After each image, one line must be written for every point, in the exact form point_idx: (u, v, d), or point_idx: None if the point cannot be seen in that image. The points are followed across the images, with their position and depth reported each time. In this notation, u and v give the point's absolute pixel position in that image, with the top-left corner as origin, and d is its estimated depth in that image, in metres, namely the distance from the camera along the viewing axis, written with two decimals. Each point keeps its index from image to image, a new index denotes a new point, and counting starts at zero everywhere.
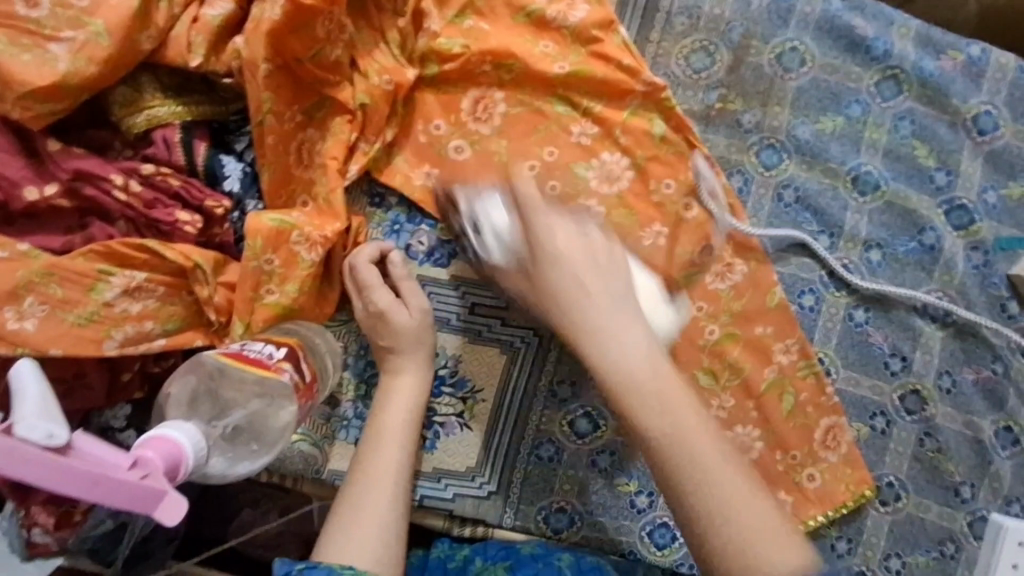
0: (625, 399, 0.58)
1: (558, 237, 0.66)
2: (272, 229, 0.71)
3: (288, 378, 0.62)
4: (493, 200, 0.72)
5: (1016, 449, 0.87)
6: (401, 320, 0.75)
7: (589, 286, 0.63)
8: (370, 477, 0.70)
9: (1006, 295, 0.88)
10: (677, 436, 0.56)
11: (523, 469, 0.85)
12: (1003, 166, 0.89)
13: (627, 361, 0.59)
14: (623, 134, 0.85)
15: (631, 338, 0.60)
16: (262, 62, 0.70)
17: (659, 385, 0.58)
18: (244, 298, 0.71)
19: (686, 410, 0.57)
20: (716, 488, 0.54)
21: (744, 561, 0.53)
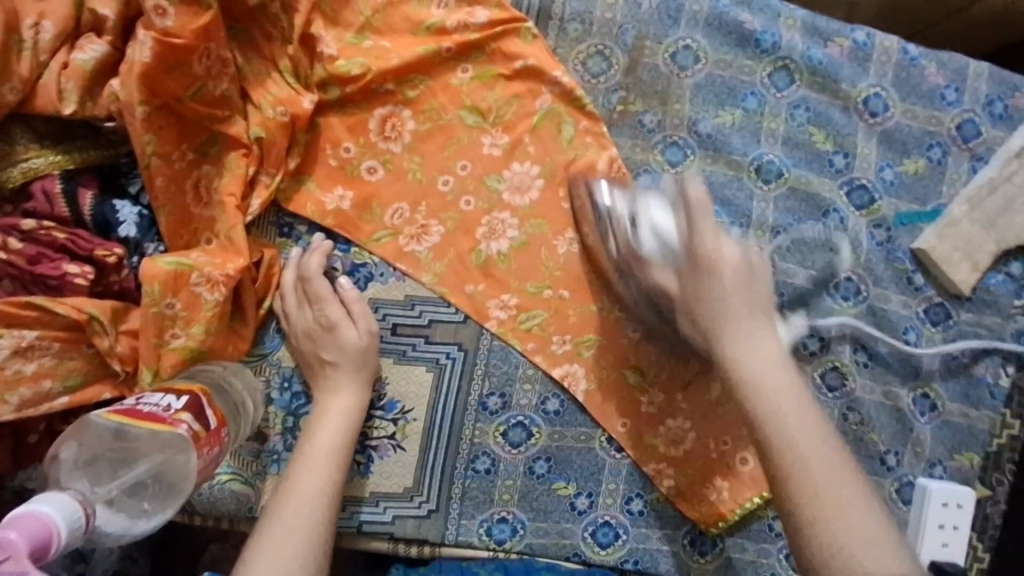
0: (747, 392, 0.66)
1: (727, 251, 0.71)
2: (169, 272, 0.69)
3: (183, 430, 0.60)
4: (654, 202, 0.78)
5: (933, 414, 0.93)
6: (349, 337, 0.77)
7: (731, 301, 0.70)
8: (299, 497, 0.70)
9: (911, 268, 0.93)
10: (785, 432, 0.64)
11: (462, 484, 0.85)
12: (896, 144, 0.93)
13: (766, 374, 0.67)
14: (531, 144, 0.86)
15: (764, 349, 0.68)
16: (138, 105, 0.69)
17: (788, 392, 0.66)
18: (148, 346, 0.69)
19: (805, 412, 0.65)
20: (808, 467, 0.63)
21: (837, 552, 0.60)
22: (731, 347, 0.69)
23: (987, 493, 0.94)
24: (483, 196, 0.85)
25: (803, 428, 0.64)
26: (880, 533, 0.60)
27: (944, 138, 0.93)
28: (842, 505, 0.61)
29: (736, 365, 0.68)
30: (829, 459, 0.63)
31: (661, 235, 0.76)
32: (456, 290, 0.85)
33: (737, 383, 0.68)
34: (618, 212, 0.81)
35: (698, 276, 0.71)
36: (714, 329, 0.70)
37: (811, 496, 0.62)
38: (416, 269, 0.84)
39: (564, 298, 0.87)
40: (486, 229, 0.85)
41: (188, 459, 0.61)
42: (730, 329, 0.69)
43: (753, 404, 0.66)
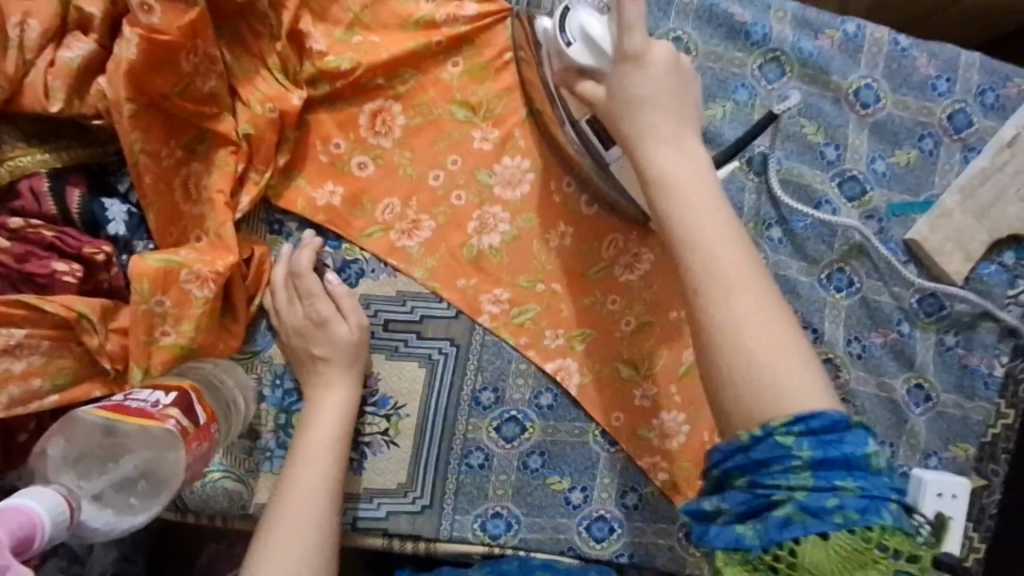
0: (669, 198, 0.65)
1: (652, 55, 0.68)
2: (158, 270, 0.69)
3: (171, 426, 0.60)
4: (585, 6, 0.72)
5: (927, 405, 0.93)
6: (340, 331, 0.77)
7: (655, 107, 0.68)
8: (300, 495, 0.70)
9: (904, 259, 0.93)
10: (698, 239, 0.63)
11: (455, 479, 0.85)
12: (888, 135, 0.92)
13: (685, 180, 0.66)
14: (521, 138, 0.86)
15: (684, 153, 0.67)
16: (125, 102, 0.69)
17: (700, 191, 0.65)
18: (137, 343, 0.69)
19: (720, 224, 0.64)
20: (724, 273, 0.62)
21: (744, 354, 0.60)
22: (644, 139, 0.68)
23: (984, 483, 0.94)
24: (474, 191, 0.85)
25: (712, 229, 0.63)
26: (782, 336, 0.60)
27: (936, 129, 0.93)
28: (760, 316, 0.61)
29: (653, 171, 0.67)
30: (741, 264, 0.62)
31: (592, 37, 0.70)
32: (448, 285, 0.85)
33: (650, 176, 0.67)
34: (547, 28, 0.75)
35: (619, 70, 0.68)
36: (634, 131, 0.68)
37: (714, 275, 0.62)
38: (408, 264, 0.84)
39: (556, 292, 0.87)
40: (478, 224, 0.85)
41: (178, 454, 0.61)
42: (649, 132, 0.68)
43: (664, 207, 0.65)
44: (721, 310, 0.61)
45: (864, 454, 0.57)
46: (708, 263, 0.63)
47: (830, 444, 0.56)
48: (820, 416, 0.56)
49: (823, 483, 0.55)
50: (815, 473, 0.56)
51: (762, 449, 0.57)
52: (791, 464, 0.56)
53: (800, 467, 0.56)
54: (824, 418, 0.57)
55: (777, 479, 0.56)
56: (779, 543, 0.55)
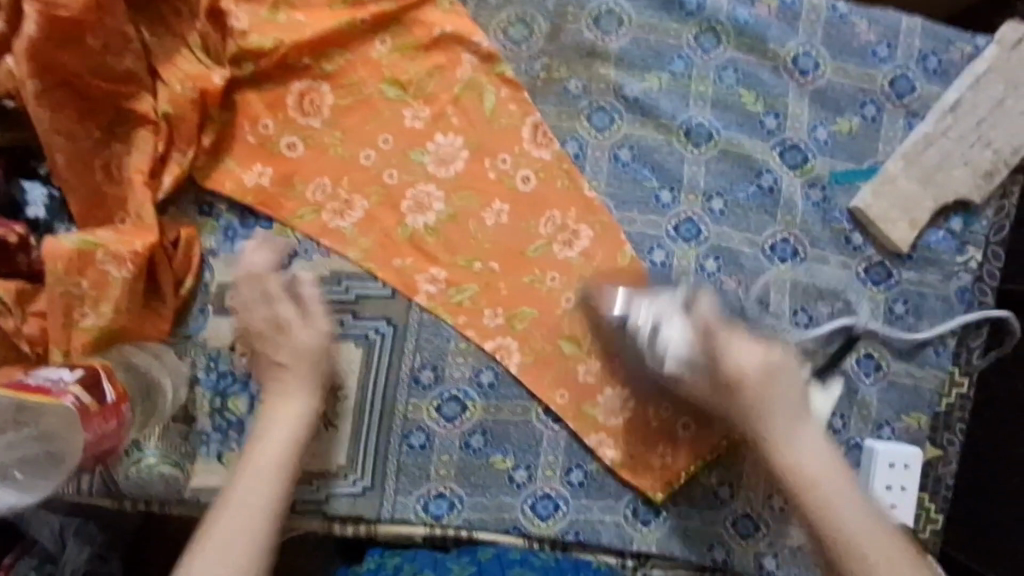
0: (800, 490, 0.67)
1: (749, 362, 0.72)
2: (74, 250, 0.71)
3: (69, 403, 0.60)
4: (672, 315, 0.77)
5: (878, 375, 0.92)
6: (299, 338, 0.72)
7: (771, 413, 0.70)
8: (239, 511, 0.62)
9: (849, 227, 0.92)
10: (831, 517, 0.65)
11: (397, 461, 0.85)
12: (830, 103, 0.91)
13: (811, 462, 0.68)
14: (454, 116, 0.85)
15: (814, 451, 0.68)
16: (31, 80, 0.72)
17: (833, 475, 0.67)
18: (57, 325, 0.71)
19: (841, 480, 0.67)
20: (853, 524, 0.64)
21: None
22: (778, 440, 0.69)
23: (939, 453, 0.93)
24: (407, 170, 0.85)
25: (837, 490, 0.66)
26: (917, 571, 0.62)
27: (877, 96, 0.92)
28: (887, 550, 0.63)
29: (786, 467, 0.68)
30: (864, 510, 0.65)
31: (681, 351, 0.76)
32: (385, 265, 0.84)
33: (784, 475, 0.68)
34: (638, 335, 0.79)
35: (728, 388, 0.73)
36: (755, 428, 0.71)
37: (846, 532, 0.64)
38: (342, 245, 0.83)
39: (494, 271, 0.86)
40: (412, 203, 0.84)
41: (77, 439, 0.61)
42: (778, 427, 0.70)
43: (815, 506, 0.66)
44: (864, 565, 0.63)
45: None
46: (850, 540, 0.64)
47: None
48: None
49: None
50: None
51: None
52: None
53: None
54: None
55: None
56: None
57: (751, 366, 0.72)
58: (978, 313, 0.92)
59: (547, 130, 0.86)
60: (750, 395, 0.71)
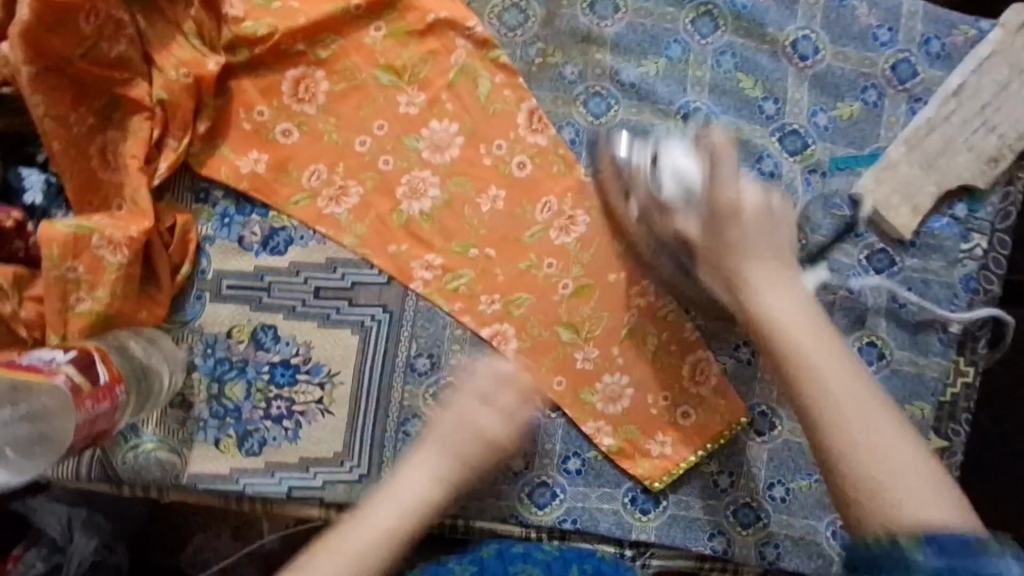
0: (777, 337, 0.68)
1: (746, 200, 0.74)
2: (69, 235, 0.73)
3: (58, 380, 0.62)
4: (678, 148, 0.79)
5: (881, 363, 0.90)
6: (474, 420, 0.78)
7: (756, 253, 0.73)
8: (357, 536, 0.71)
9: (849, 214, 0.90)
10: (806, 362, 0.66)
11: (393, 449, 0.83)
12: (829, 88, 0.90)
13: (786, 309, 0.70)
14: (448, 102, 0.86)
15: (793, 301, 0.70)
16: (24, 65, 0.74)
17: (812, 326, 0.68)
18: (53, 310, 0.73)
19: (821, 336, 0.67)
20: (831, 374, 0.65)
21: (857, 440, 0.62)
22: (757, 286, 0.71)
23: (944, 444, 0.91)
24: (402, 157, 0.85)
25: (826, 347, 0.66)
26: (886, 423, 0.62)
27: (878, 80, 0.91)
28: (859, 397, 0.63)
29: (769, 320, 0.69)
30: (842, 363, 0.65)
31: (685, 181, 0.77)
32: (379, 250, 0.84)
33: (759, 318, 0.70)
34: (638, 171, 0.81)
35: (717, 223, 0.74)
36: (736, 268, 0.73)
37: (821, 378, 0.64)
38: (337, 231, 0.84)
39: (490, 257, 0.85)
40: (407, 188, 0.85)
41: (65, 424, 0.62)
42: (759, 271, 0.72)
43: (792, 361, 0.66)
44: (830, 400, 0.63)
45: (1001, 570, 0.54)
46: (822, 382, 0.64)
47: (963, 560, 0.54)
48: (954, 531, 0.56)
49: None
50: None
51: None
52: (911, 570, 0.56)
53: None
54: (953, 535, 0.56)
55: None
56: None
57: (752, 214, 0.74)
58: (983, 308, 0.90)
59: (542, 115, 0.86)
60: (737, 235, 0.73)
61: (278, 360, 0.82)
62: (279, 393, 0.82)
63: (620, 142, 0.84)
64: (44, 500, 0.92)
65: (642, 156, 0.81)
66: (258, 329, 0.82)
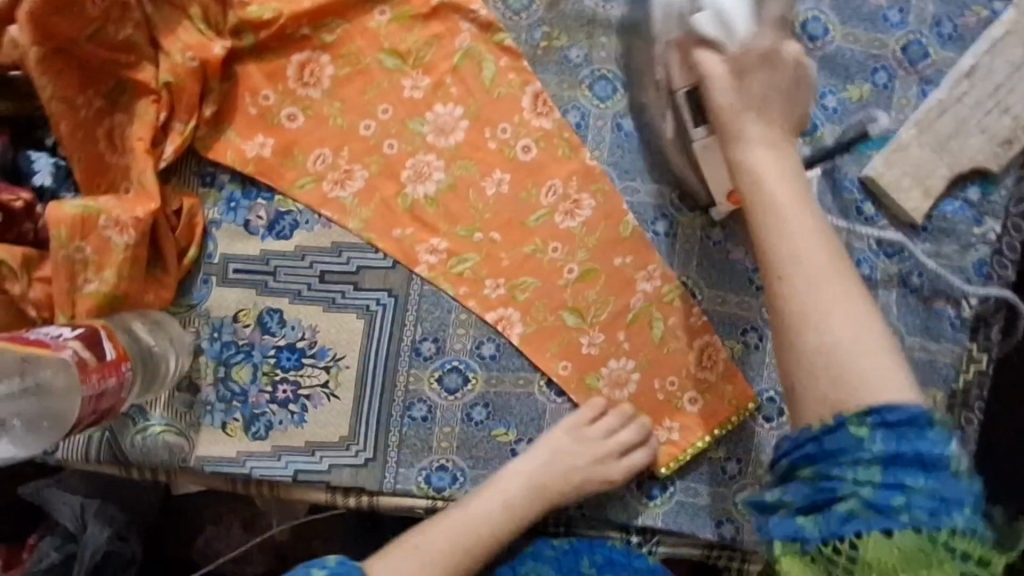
0: (760, 193, 0.58)
1: (771, 45, 0.65)
2: (76, 216, 0.74)
3: (65, 355, 0.63)
4: None
5: None
6: (595, 444, 0.81)
7: (767, 104, 0.63)
8: (456, 526, 0.76)
9: (860, 198, 0.89)
10: (785, 222, 0.57)
11: (398, 433, 0.83)
12: (838, 69, 0.90)
13: (777, 164, 0.60)
14: (453, 85, 0.86)
15: (788, 160, 0.61)
16: (32, 47, 0.75)
17: (802, 189, 0.59)
18: (61, 291, 0.73)
19: (809, 200, 0.58)
20: (807, 236, 0.56)
21: (815, 262, 0.55)
22: (754, 137, 0.61)
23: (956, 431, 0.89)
24: (407, 140, 0.85)
25: (804, 207, 0.58)
26: (857, 302, 0.55)
27: (889, 61, 0.90)
28: (832, 266, 0.55)
29: (749, 174, 0.60)
30: (818, 226, 0.57)
31: None
32: (384, 234, 0.84)
33: (746, 168, 0.60)
34: None
35: (732, 66, 0.64)
36: (733, 113, 0.63)
37: (796, 240, 0.56)
38: (342, 215, 0.84)
39: (494, 242, 0.85)
40: (411, 172, 0.85)
41: (71, 405, 0.64)
42: (761, 125, 0.62)
43: (768, 214, 0.57)
44: (796, 250, 0.56)
45: (942, 460, 0.50)
46: (796, 241, 0.56)
47: (902, 445, 0.51)
48: (902, 411, 0.51)
49: (890, 479, 0.50)
50: (883, 470, 0.51)
51: (834, 439, 0.52)
52: (858, 459, 0.51)
53: (870, 461, 0.51)
54: (904, 412, 0.51)
55: (842, 471, 0.52)
56: (837, 527, 0.51)
57: (778, 66, 0.64)
58: (998, 289, 0.89)
59: (547, 99, 0.86)
60: (750, 81, 0.64)
61: (284, 344, 0.83)
62: (285, 376, 0.82)
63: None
64: (59, 490, 0.93)
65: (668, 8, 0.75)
66: (263, 313, 0.83)
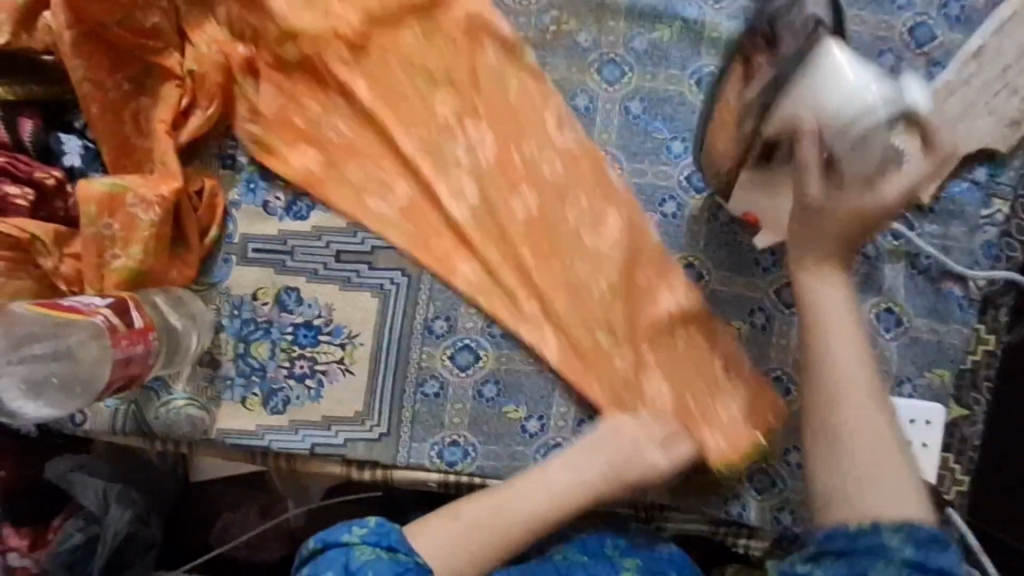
0: (816, 323, 0.64)
1: (886, 168, 0.63)
2: (104, 194, 0.78)
3: (97, 320, 0.70)
4: None
5: (898, 330, 0.90)
6: (635, 443, 0.77)
7: (856, 229, 0.64)
8: (488, 518, 0.71)
9: None
10: (832, 349, 0.63)
11: (411, 408, 0.85)
12: None
13: (838, 297, 0.64)
14: (465, 74, 0.89)
15: (845, 295, 0.65)
16: (66, 30, 0.80)
17: (850, 322, 0.64)
18: (91, 265, 0.78)
19: (855, 332, 0.64)
20: (851, 369, 0.62)
21: (855, 394, 0.61)
22: (823, 264, 0.65)
23: (964, 413, 0.89)
24: (422, 127, 0.88)
25: (852, 344, 0.63)
26: (887, 434, 0.61)
27: (896, 44, 0.91)
28: (868, 398, 0.62)
29: (812, 304, 0.65)
30: (861, 360, 0.63)
31: None
32: (397, 216, 0.87)
33: (807, 297, 0.65)
34: None
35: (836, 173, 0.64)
36: (821, 229, 0.64)
37: (839, 368, 0.62)
38: (356, 197, 0.87)
39: (505, 221, 0.86)
40: (424, 154, 0.87)
41: (103, 368, 0.69)
42: (835, 254, 0.65)
43: (819, 342, 0.63)
44: (835, 381, 0.62)
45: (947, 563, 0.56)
46: (842, 374, 0.62)
47: (926, 554, 0.55)
48: (925, 526, 0.57)
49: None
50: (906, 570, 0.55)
51: (867, 539, 0.56)
52: (885, 559, 0.56)
53: (896, 560, 0.55)
54: (927, 530, 0.56)
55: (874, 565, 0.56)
56: None
57: (875, 189, 0.63)
58: (1006, 271, 0.89)
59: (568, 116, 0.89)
60: (854, 197, 0.63)
61: (301, 321, 0.85)
62: (303, 352, 0.85)
63: (824, 51, 0.70)
64: (83, 473, 0.94)
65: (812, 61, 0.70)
66: (282, 291, 0.86)
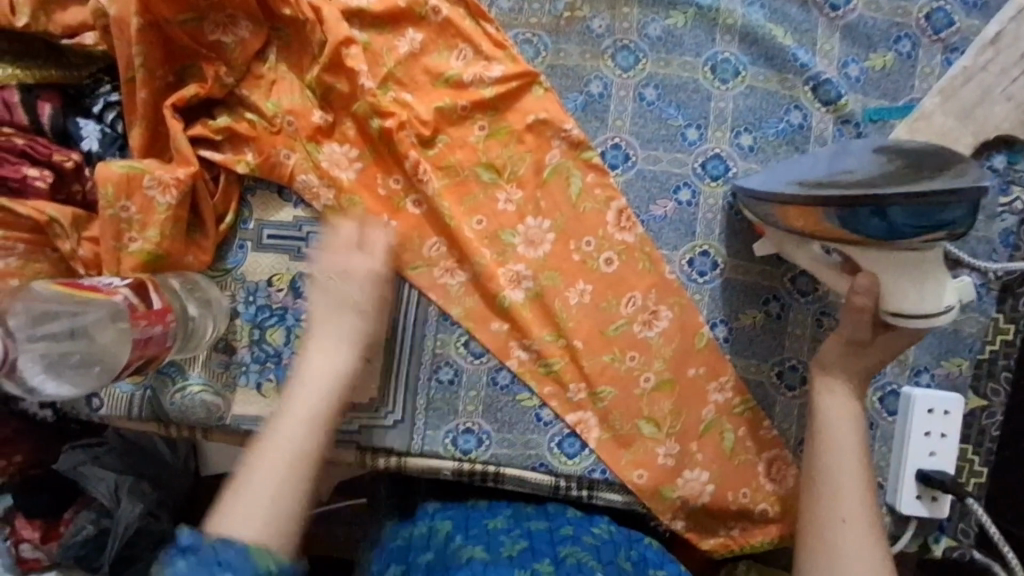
0: (823, 438, 0.78)
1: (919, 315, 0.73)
2: (122, 176, 0.78)
3: (117, 299, 0.70)
4: None
5: None
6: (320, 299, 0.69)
7: (866, 363, 0.79)
8: (274, 447, 0.64)
9: None
10: (835, 464, 0.76)
11: (426, 396, 0.85)
12: (860, 38, 0.91)
13: (845, 416, 0.78)
14: (479, 58, 0.88)
15: (850, 414, 0.78)
16: (132, 17, 0.78)
17: (854, 442, 0.77)
18: (109, 249, 0.79)
19: (857, 452, 0.77)
20: (848, 485, 0.76)
21: (850, 505, 0.75)
22: (835, 388, 0.79)
23: (982, 403, 0.90)
24: (434, 113, 0.86)
25: (852, 462, 0.76)
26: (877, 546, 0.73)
27: (912, 30, 0.90)
28: (863, 510, 0.75)
29: (822, 420, 0.79)
30: (859, 476, 0.76)
31: None
32: (410, 204, 0.87)
33: (819, 415, 0.79)
34: None
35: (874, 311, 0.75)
36: (840, 357, 0.79)
37: (839, 481, 0.76)
38: (370, 184, 0.86)
39: (518, 211, 0.87)
40: (437, 142, 0.87)
41: (123, 347, 0.70)
42: (841, 380, 0.79)
43: (823, 453, 0.77)
44: (836, 494, 0.75)
45: None
46: (843, 488, 0.76)
47: None
48: None
49: None
50: None
51: None
52: None
53: None
54: None
55: None
56: None
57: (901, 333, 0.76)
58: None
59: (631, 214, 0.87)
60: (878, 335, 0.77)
61: None
62: None
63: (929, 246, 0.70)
64: (95, 466, 0.95)
65: (946, 233, 0.67)
66: (296, 277, 0.86)
